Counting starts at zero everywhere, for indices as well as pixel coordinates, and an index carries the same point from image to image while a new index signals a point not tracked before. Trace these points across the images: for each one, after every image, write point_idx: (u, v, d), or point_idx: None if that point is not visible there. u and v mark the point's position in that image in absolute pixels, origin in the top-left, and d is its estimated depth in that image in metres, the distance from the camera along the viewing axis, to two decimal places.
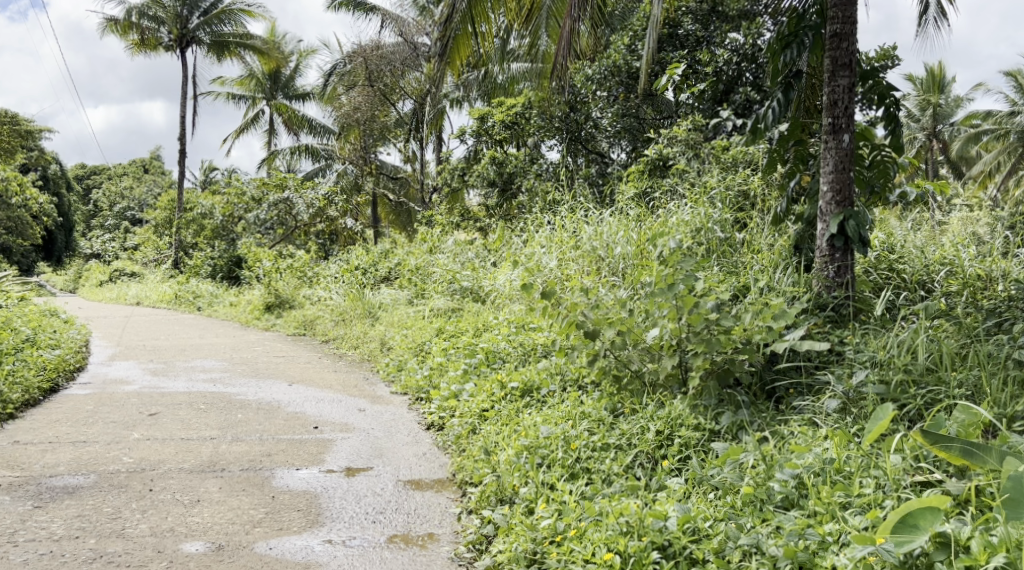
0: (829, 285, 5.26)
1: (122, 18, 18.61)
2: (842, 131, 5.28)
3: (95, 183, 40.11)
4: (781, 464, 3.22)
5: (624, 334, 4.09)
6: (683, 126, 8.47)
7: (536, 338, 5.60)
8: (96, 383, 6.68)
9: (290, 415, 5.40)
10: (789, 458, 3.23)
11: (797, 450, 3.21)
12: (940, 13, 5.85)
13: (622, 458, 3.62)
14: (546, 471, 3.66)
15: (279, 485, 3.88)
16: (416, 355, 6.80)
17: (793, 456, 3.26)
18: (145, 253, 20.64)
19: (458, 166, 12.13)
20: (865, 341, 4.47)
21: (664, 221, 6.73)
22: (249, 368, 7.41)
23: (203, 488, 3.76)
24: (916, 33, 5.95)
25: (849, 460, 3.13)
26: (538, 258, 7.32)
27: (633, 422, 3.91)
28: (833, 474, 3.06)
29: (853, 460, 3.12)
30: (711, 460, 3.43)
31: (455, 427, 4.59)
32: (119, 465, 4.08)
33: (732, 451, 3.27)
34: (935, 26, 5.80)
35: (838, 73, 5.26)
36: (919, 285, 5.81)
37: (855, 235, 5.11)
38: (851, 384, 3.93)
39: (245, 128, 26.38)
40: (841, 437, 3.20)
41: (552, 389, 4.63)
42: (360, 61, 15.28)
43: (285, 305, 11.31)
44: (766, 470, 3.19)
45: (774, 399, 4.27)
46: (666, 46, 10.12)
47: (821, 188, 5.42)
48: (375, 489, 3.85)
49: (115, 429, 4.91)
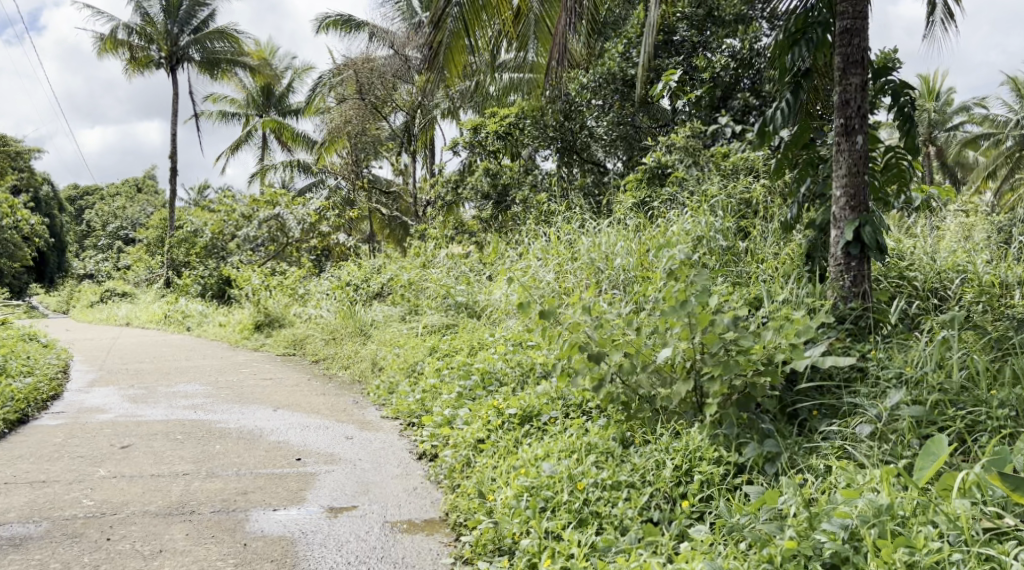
0: (846, 295, 4.90)
1: (111, 35, 18.33)
2: (856, 132, 4.94)
3: (88, 204, 39.76)
4: (826, 512, 2.84)
5: (632, 356, 3.76)
6: (682, 132, 8.07)
7: (536, 356, 5.24)
8: (69, 412, 6.27)
9: (271, 445, 5.01)
10: (837, 505, 2.84)
11: (845, 494, 2.83)
12: (947, 14, 5.53)
13: (637, 500, 3.26)
14: (551, 516, 3.29)
15: (252, 529, 3.49)
16: (408, 376, 6.41)
17: (839, 501, 2.88)
18: (137, 272, 20.17)
19: (452, 179, 11.75)
20: (890, 356, 4.12)
21: (665, 230, 6.37)
22: (233, 392, 7.01)
23: (168, 536, 3.38)
24: (924, 36, 5.66)
25: (903, 504, 2.76)
26: (533, 271, 6.94)
27: (647, 455, 3.55)
28: (889, 523, 2.69)
29: (906, 504, 2.77)
30: (742, 506, 3.06)
31: (447, 458, 4.22)
32: (77, 509, 3.69)
33: (769, 496, 2.89)
34: (943, 28, 5.48)
35: (849, 71, 4.92)
36: (932, 294, 5.44)
37: (872, 242, 4.76)
38: (884, 407, 3.55)
39: (239, 145, 26.11)
40: (889, 477, 2.84)
41: (554, 415, 4.27)
42: (349, 73, 14.91)
43: (275, 324, 10.95)
44: (809, 519, 2.82)
45: (796, 422, 3.93)
46: (661, 52, 9.80)
47: (834, 193, 5.07)
48: (358, 533, 3.47)
49: (80, 466, 4.51)
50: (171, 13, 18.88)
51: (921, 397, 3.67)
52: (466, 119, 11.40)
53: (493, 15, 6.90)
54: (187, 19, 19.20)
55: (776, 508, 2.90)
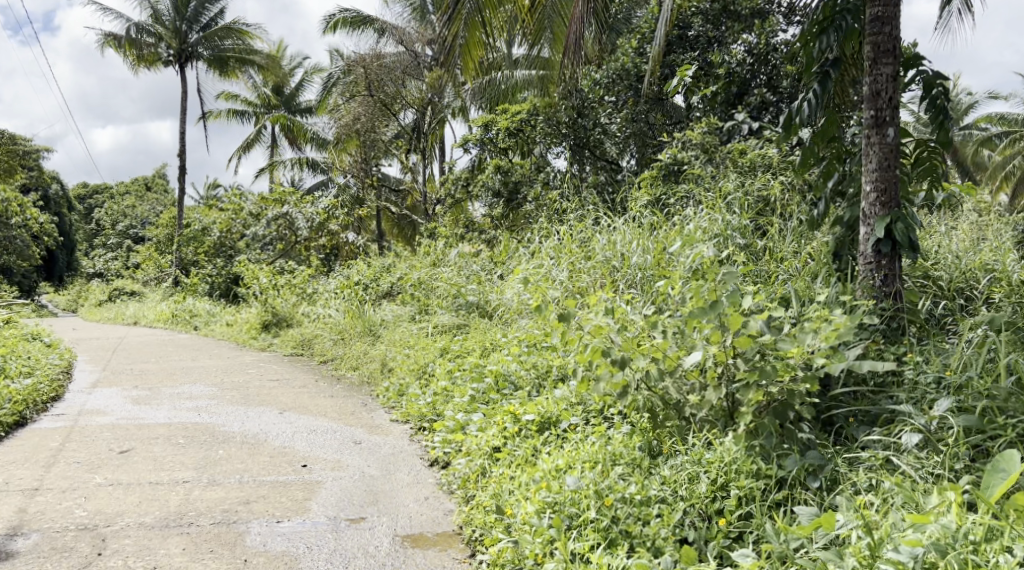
0: (876, 296, 4.64)
1: (121, 34, 18.29)
2: (887, 125, 4.68)
3: (98, 203, 39.74)
4: (890, 539, 2.60)
5: (658, 363, 3.53)
6: (698, 128, 7.87)
7: (552, 359, 5.02)
8: (70, 415, 6.08)
9: (276, 450, 4.81)
10: (905, 531, 2.60)
11: (912, 519, 2.58)
12: (965, 4, 5.25)
13: (670, 517, 3.03)
14: (577, 537, 3.06)
15: (254, 543, 3.30)
16: (419, 378, 6.18)
17: (904, 527, 2.64)
18: (145, 271, 19.67)
19: (461, 176, 11.53)
20: (929, 360, 3.88)
21: (681, 227, 6.12)
22: (238, 394, 6.81)
23: (163, 551, 3.20)
24: (937, 26, 5.38)
25: (971, 528, 2.53)
26: (546, 270, 6.69)
27: (677, 467, 3.33)
28: (960, 548, 2.46)
29: (976, 528, 2.54)
30: (789, 527, 2.83)
31: (461, 467, 4.01)
32: (69, 520, 3.49)
33: (826, 522, 2.66)
34: (959, 18, 5.21)
35: (880, 60, 4.66)
36: (959, 294, 5.18)
37: (905, 239, 4.51)
38: (932, 415, 3.31)
39: (250, 144, 26.02)
40: (956, 498, 2.62)
41: (574, 422, 4.05)
42: (359, 70, 14.76)
43: (283, 323, 10.74)
44: (871, 548, 2.58)
45: (832, 429, 3.71)
46: (676, 48, 9.57)
47: (864, 189, 4.81)
48: (367, 549, 3.28)
49: (76, 473, 4.31)
50: (180, 11, 18.74)
51: (966, 404, 3.44)
52: (477, 116, 11.17)
53: (504, 5, 6.67)
54: (196, 17, 19.03)
55: (832, 532, 2.67)
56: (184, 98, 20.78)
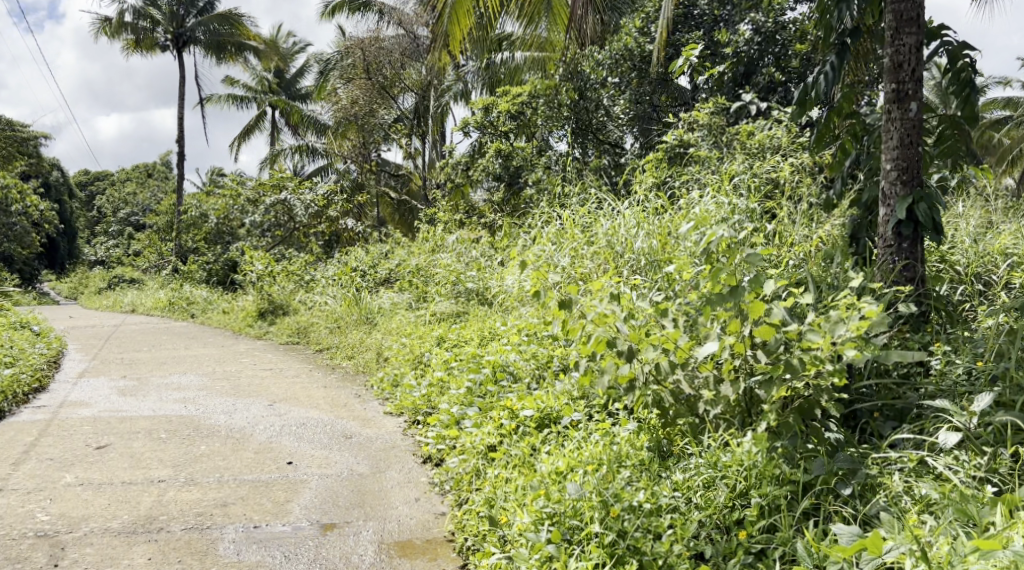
0: (897, 281, 4.32)
1: (117, 18, 17.90)
2: (909, 99, 4.32)
3: (99, 190, 39.47)
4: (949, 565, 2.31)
5: (669, 355, 3.24)
6: (706, 109, 7.50)
7: (552, 349, 4.74)
8: (50, 408, 5.79)
9: (262, 446, 4.54)
10: (964, 555, 2.32)
11: (976, 546, 2.26)
12: None
13: (684, 530, 2.75)
14: (579, 554, 2.76)
15: (226, 552, 3.03)
16: (415, 368, 5.89)
17: (964, 549, 2.35)
18: (145, 258, 19.34)
19: (462, 161, 11.20)
20: (961, 349, 3.60)
21: (687, 209, 5.78)
22: (228, 385, 6.52)
23: (127, 561, 2.94)
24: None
25: None
26: (548, 255, 6.35)
27: (690, 471, 3.05)
28: None
29: None
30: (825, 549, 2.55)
31: (454, 467, 3.75)
32: (27, 526, 3.22)
33: (872, 544, 2.37)
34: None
35: (903, 30, 4.29)
36: (978, 279, 4.87)
37: (927, 220, 4.18)
38: (972, 412, 3.00)
39: (250, 131, 25.67)
40: None
41: (576, 418, 3.78)
42: (357, 53, 14.36)
43: (279, 311, 10.41)
44: None
45: (855, 425, 3.43)
46: (680, 27, 9.22)
47: (883, 167, 4.48)
48: (350, 559, 3.01)
49: (45, 472, 4.03)
50: None
51: (1005, 400, 3.19)
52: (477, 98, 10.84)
53: None
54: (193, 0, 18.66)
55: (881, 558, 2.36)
56: (181, 84, 20.38)
